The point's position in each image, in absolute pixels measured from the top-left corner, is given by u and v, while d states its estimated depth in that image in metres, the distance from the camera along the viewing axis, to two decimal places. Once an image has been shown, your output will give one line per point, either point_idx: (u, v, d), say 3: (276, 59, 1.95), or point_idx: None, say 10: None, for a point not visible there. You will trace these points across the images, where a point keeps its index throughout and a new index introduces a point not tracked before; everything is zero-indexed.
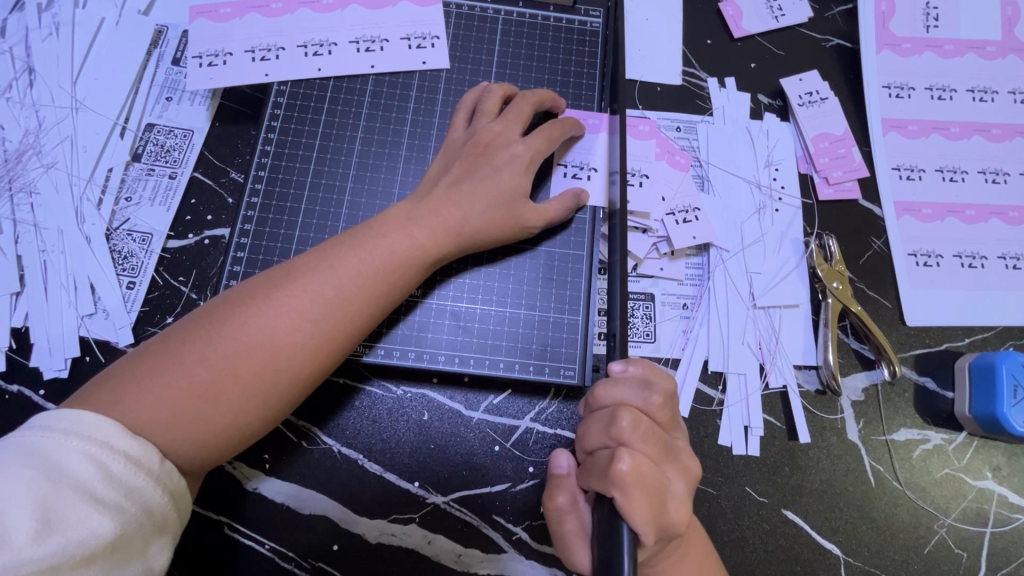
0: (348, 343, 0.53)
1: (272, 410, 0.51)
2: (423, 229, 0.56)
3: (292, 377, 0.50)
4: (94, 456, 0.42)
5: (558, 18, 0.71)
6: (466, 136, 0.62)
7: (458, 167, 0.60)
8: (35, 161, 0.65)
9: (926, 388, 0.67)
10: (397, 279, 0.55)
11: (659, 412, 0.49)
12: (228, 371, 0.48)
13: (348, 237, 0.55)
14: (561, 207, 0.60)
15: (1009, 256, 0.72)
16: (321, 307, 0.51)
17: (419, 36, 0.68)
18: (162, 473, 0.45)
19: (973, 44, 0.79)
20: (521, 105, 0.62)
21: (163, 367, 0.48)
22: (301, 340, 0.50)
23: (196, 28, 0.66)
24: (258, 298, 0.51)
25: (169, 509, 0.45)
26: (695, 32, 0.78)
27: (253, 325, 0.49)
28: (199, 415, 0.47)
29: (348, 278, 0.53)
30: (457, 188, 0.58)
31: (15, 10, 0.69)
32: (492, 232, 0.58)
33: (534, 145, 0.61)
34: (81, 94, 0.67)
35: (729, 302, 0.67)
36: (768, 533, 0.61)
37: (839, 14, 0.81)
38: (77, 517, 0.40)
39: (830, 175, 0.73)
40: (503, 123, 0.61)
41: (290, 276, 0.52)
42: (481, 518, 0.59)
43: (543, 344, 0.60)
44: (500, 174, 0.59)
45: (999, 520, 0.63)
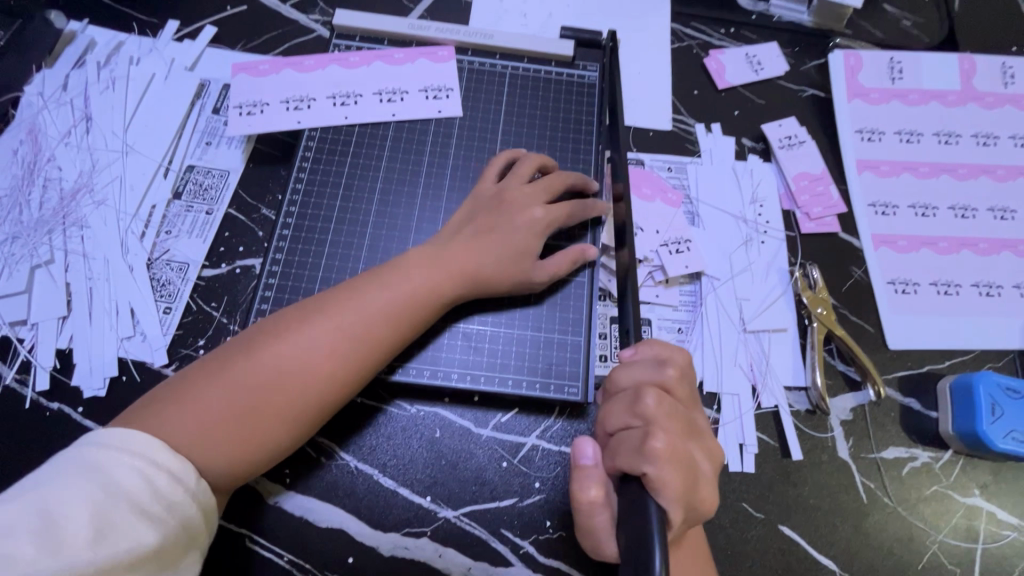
0: (371, 371, 0.58)
1: (298, 431, 0.55)
2: (443, 270, 0.61)
3: (318, 400, 0.55)
4: (142, 472, 0.46)
5: (559, 72, 0.79)
6: (494, 191, 0.68)
7: (482, 221, 0.65)
8: (88, 198, 0.71)
9: (911, 409, 0.70)
10: (417, 313, 0.60)
11: (676, 387, 0.45)
12: (261, 395, 0.53)
13: (375, 274, 0.61)
14: (568, 263, 0.65)
15: (981, 284, 0.77)
16: (348, 337, 0.56)
17: (435, 89, 0.76)
18: (198, 489, 0.49)
19: (935, 94, 0.87)
20: (554, 178, 0.69)
21: (205, 390, 0.52)
22: (329, 367, 0.55)
23: (238, 83, 0.74)
24: (291, 329, 0.56)
25: (202, 526, 0.49)
26: (682, 85, 0.87)
27: (286, 353, 0.54)
28: (234, 435, 0.52)
29: (374, 310, 0.58)
30: (481, 240, 0.64)
31: (77, 67, 0.78)
32: (502, 282, 0.63)
33: (554, 213, 0.66)
34: (132, 139, 0.74)
35: (721, 326, 0.72)
36: (766, 548, 0.63)
37: (812, 68, 0.89)
38: (127, 526, 0.44)
39: (811, 211, 0.79)
40: (530, 187, 0.67)
41: (321, 309, 0.58)
42: (490, 532, 0.62)
43: (548, 363, 0.65)
44: (516, 231, 0.65)
45: (989, 537, 0.65)
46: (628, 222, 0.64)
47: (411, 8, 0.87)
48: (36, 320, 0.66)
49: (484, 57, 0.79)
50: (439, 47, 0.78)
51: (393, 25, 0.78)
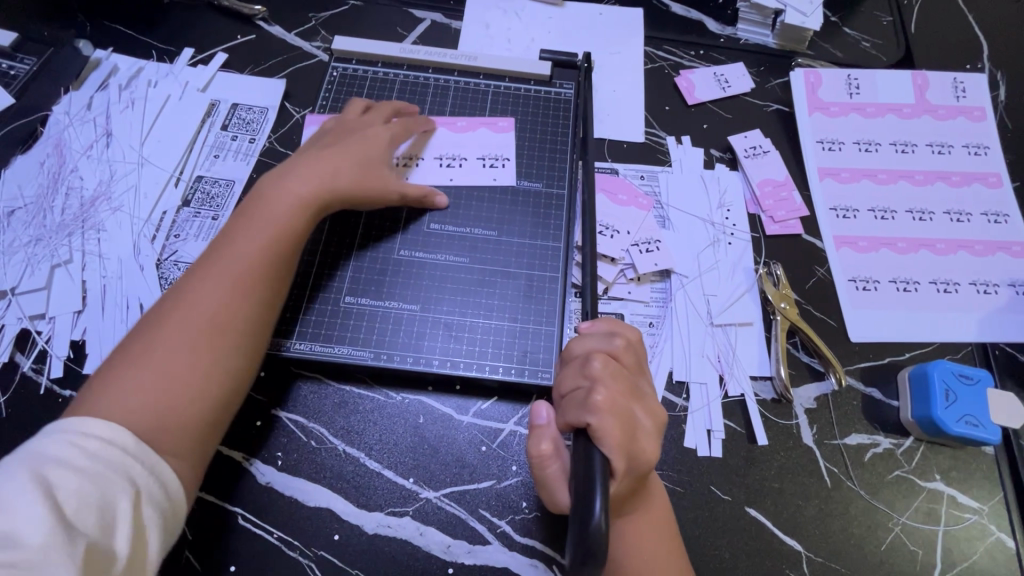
0: (270, 295, 0.62)
1: (227, 370, 0.57)
2: (302, 185, 0.67)
3: (230, 335, 0.58)
4: (79, 444, 0.47)
5: (538, 90, 0.87)
6: (333, 124, 0.76)
7: (329, 140, 0.73)
8: (105, 205, 0.78)
9: (873, 398, 0.74)
10: (290, 230, 0.65)
11: (624, 355, 0.50)
12: (169, 349, 0.55)
13: (239, 216, 0.65)
14: (420, 188, 0.74)
15: (939, 282, 0.81)
16: (230, 268, 0.60)
17: (493, 158, 0.80)
18: (138, 450, 0.49)
19: (891, 107, 0.93)
20: (380, 107, 0.78)
21: (116, 372, 0.54)
22: (224, 301, 0.59)
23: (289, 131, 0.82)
24: (178, 292, 0.59)
25: (152, 482, 0.49)
26: (654, 101, 0.94)
27: (178, 309, 0.58)
28: (162, 392, 0.53)
29: (246, 242, 0.62)
30: (327, 150, 0.71)
31: (101, 90, 0.86)
32: (358, 189, 0.70)
33: (394, 127, 0.76)
34: (147, 152, 0.82)
35: (689, 320, 0.77)
36: (734, 529, 0.66)
37: (776, 85, 0.96)
38: (67, 488, 0.44)
39: (775, 214, 0.84)
40: (369, 115, 0.77)
41: (201, 264, 0.61)
42: (468, 512, 0.65)
43: (524, 351, 0.69)
44: (366, 144, 0.73)
45: (951, 520, 0.68)
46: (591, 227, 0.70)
47: (405, 35, 0.96)
48: (54, 314, 0.72)
49: (469, 77, 0.87)
50: (501, 117, 0.84)
51: (387, 50, 0.86)
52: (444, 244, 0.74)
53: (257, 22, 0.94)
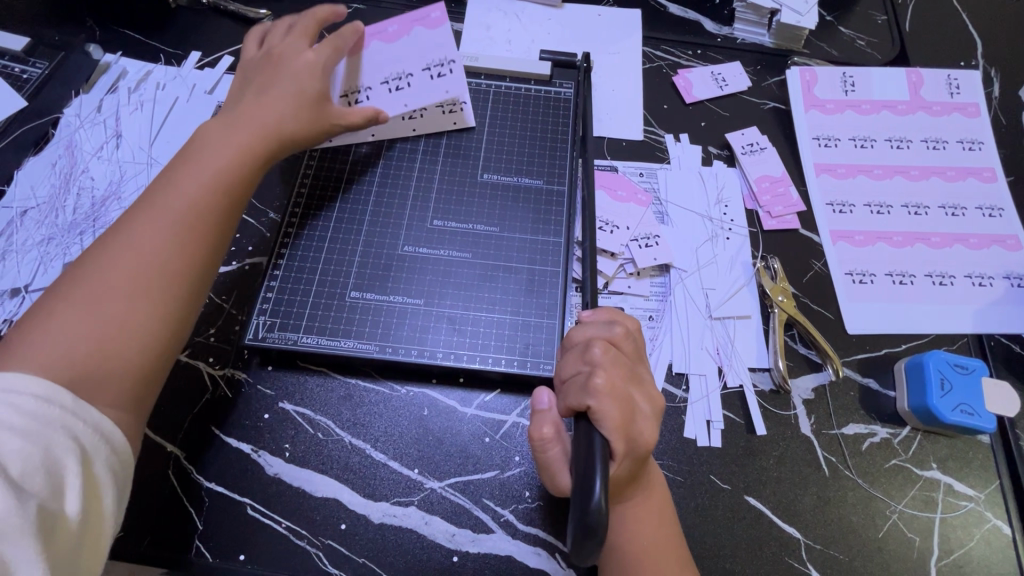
0: (213, 242, 0.61)
1: (169, 316, 0.57)
2: (243, 131, 0.66)
3: (168, 281, 0.57)
4: (16, 401, 0.46)
5: (538, 90, 0.88)
6: (262, 57, 0.74)
7: (262, 78, 0.71)
8: (116, 204, 0.80)
9: (870, 389, 0.75)
10: (232, 178, 0.63)
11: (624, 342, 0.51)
12: (103, 294, 0.54)
13: (179, 162, 0.64)
14: (361, 114, 0.72)
15: (935, 274, 0.83)
16: (168, 214, 0.59)
17: (436, 63, 0.75)
18: (77, 407, 0.49)
19: (886, 104, 0.94)
20: (306, 25, 0.75)
21: (48, 315, 0.53)
22: (162, 247, 0.58)
23: None
24: (113, 236, 0.58)
25: (98, 440, 0.49)
26: (653, 100, 0.95)
27: (114, 253, 0.56)
28: (99, 338, 0.53)
29: (185, 189, 0.61)
30: (263, 92, 0.69)
31: (111, 92, 0.88)
32: (303, 134, 0.69)
33: (322, 52, 0.71)
34: (156, 153, 0.83)
35: (688, 313, 0.78)
36: (733, 517, 0.67)
37: (773, 84, 0.98)
38: (9, 455, 0.44)
39: (772, 209, 0.86)
40: (293, 37, 0.74)
41: (137, 208, 0.60)
42: (472, 502, 0.67)
43: (526, 343, 0.71)
44: (298, 77, 0.70)
45: (947, 507, 0.69)
46: (590, 226, 0.73)
47: None
48: None
49: (470, 77, 0.88)
50: (430, 9, 0.75)
51: None
52: (446, 240, 0.76)
53: None
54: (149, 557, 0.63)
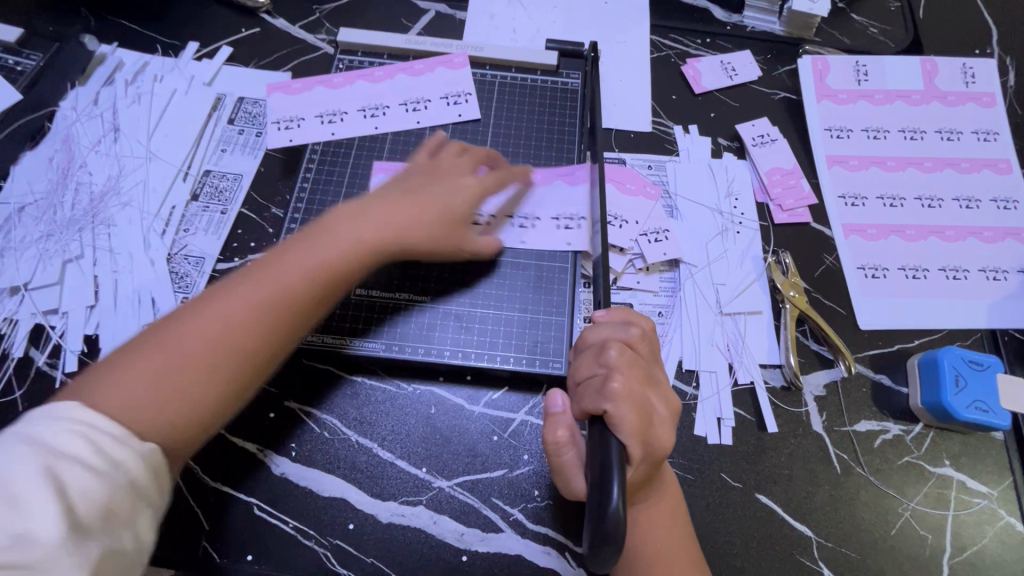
0: (298, 327, 0.59)
1: (235, 393, 0.55)
2: (373, 227, 0.65)
3: (243, 357, 0.56)
4: (87, 434, 0.46)
5: (544, 80, 0.86)
6: (428, 161, 0.74)
7: (413, 182, 0.70)
8: (114, 200, 0.78)
9: (882, 385, 0.74)
10: (337, 268, 0.61)
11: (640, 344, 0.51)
12: (191, 354, 0.54)
13: (301, 238, 0.63)
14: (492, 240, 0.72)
15: (949, 268, 0.81)
16: (267, 290, 0.58)
17: (568, 217, 0.75)
18: (145, 450, 0.49)
19: (900, 93, 0.92)
20: (479, 150, 0.76)
21: (132, 357, 0.53)
22: (252, 325, 0.56)
23: (275, 100, 0.82)
24: (213, 296, 0.58)
25: (152, 482, 0.49)
26: (661, 90, 0.93)
27: (207, 315, 0.56)
28: (168, 404, 0.51)
29: (294, 271, 0.59)
30: (406, 198, 0.68)
31: (107, 85, 0.86)
32: (429, 244, 0.68)
33: (483, 181, 0.72)
34: (154, 147, 0.82)
35: (698, 309, 0.77)
36: (744, 515, 0.67)
37: (783, 73, 0.96)
38: (79, 486, 0.44)
39: (783, 203, 0.84)
40: (461, 159, 0.74)
41: (244, 274, 0.59)
42: (481, 501, 0.66)
43: (534, 341, 0.70)
44: (453, 193, 0.70)
45: (960, 504, 0.68)
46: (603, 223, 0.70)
47: (409, 26, 0.95)
48: (66, 309, 0.72)
49: (475, 68, 0.86)
50: (577, 166, 0.78)
51: (392, 41, 0.86)
52: None
53: (261, 15, 0.94)
54: (154, 557, 0.62)
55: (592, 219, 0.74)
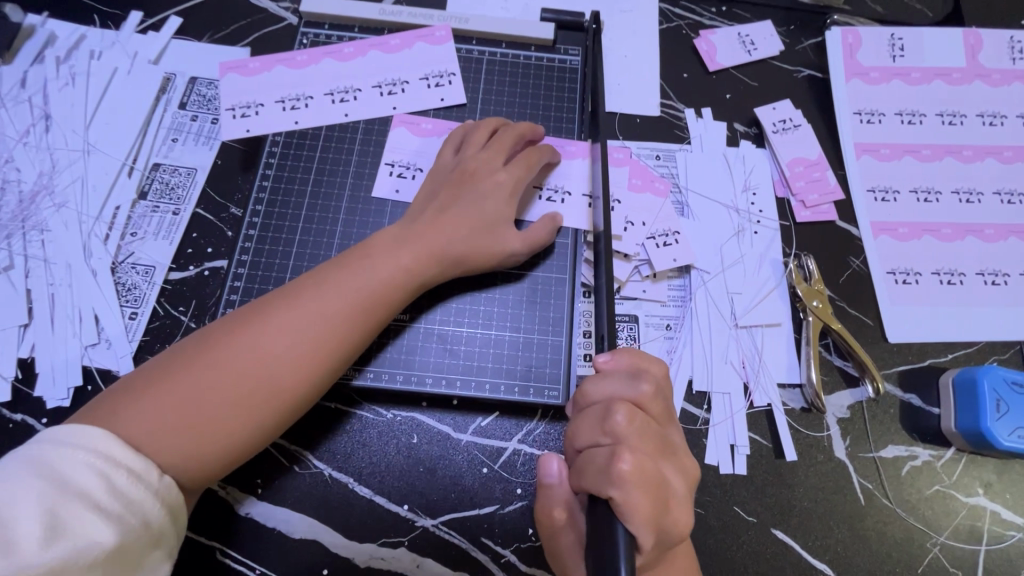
0: (335, 364, 0.54)
1: (264, 431, 0.51)
2: (411, 252, 0.58)
3: (277, 396, 0.51)
4: (95, 466, 0.42)
5: (539, 57, 0.76)
6: (454, 163, 0.65)
7: (445, 195, 0.62)
8: (48, 200, 0.69)
9: (912, 405, 0.67)
10: (382, 303, 0.56)
11: (650, 402, 0.49)
12: (222, 386, 0.49)
13: (339, 261, 0.57)
14: (544, 230, 0.63)
15: (987, 272, 0.73)
16: (310, 323, 0.53)
17: (551, 188, 0.68)
18: (163, 488, 0.45)
19: (939, 71, 0.82)
20: (505, 137, 0.65)
21: (159, 384, 0.48)
22: (292, 362, 0.51)
23: (229, 82, 0.71)
24: (251, 320, 0.52)
25: (167, 524, 0.45)
26: (672, 67, 0.82)
27: (245, 345, 0.51)
28: (193, 439, 0.47)
29: (338, 304, 0.54)
30: (447, 214, 0.61)
31: (36, 63, 0.75)
32: (475, 257, 0.61)
33: (517, 173, 0.64)
34: (93, 137, 0.72)
35: (711, 322, 0.69)
36: (759, 553, 0.61)
37: (808, 47, 0.85)
38: (83, 525, 0.39)
39: (807, 198, 0.75)
40: (488, 152, 0.64)
41: (282, 297, 0.54)
42: (469, 541, 0.59)
43: (528, 365, 0.63)
44: (484, 202, 0.62)
45: (993, 538, 0.62)
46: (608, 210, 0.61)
47: None
48: None
49: (461, 43, 0.75)
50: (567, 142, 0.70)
51: (365, 12, 0.75)
52: None
53: None
54: None
55: (592, 197, 0.67)
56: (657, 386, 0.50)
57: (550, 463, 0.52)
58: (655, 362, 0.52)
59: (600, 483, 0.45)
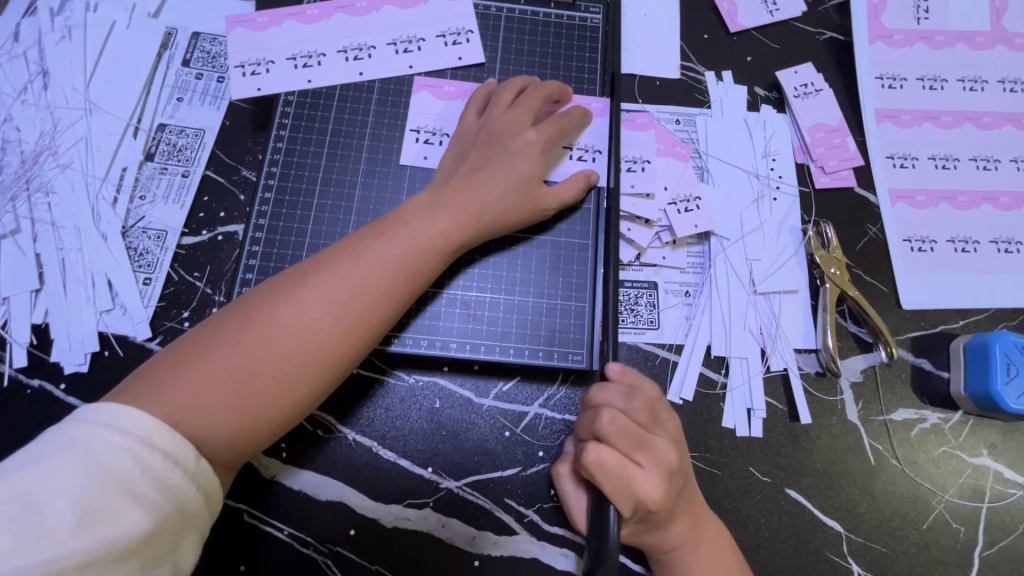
0: (374, 335, 0.53)
1: (307, 402, 0.51)
2: (444, 216, 0.57)
3: (319, 368, 0.50)
4: (130, 449, 0.41)
5: (559, 15, 0.73)
6: (478, 125, 0.63)
7: (474, 156, 0.61)
8: (51, 161, 0.66)
9: (923, 369, 0.68)
10: (420, 272, 0.55)
11: (640, 410, 0.53)
12: (263, 358, 0.48)
13: (372, 229, 0.56)
14: (573, 188, 0.63)
15: (1001, 240, 0.74)
16: (349, 295, 0.52)
17: (582, 147, 0.67)
18: (199, 469, 0.44)
19: (962, 35, 0.81)
20: (534, 96, 0.64)
21: (199, 360, 0.48)
22: (333, 333, 0.51)
23: (235, 37, 0.68)
24: (286, 293, 0.51)
25: (202, 508, 0.44)
26: (692, 27, 0.80)
27: (284, 317, 0.50)
28: (239, 412, 0.47)
29: (374, 275, 0.53)
30: (475, 175, 0.60)
31: (28, 14, 0.71)
32: (506, 217, 0.60)
33: (546, 131, 0.63)
34: (95, 96, 0.69)
35: (730, 289, 0.70)
36: (773, 511, 0.63)
37: (832, 7, 0.82)
38: (118, 512, 0.39)
39: (826, 164, 0.74)
40: (516, 112, 0.62)
41: (317, 268, 0.53)
42: (493, 502, 0.61)
43: (552, 330, 0.63)
44: (514, 161, 0.61)
45: (995, 495, 0.65)
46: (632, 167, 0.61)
47: None
48: (8, 294, 0.63)
49: None
50: (596, 99, 0.69)
51: None
52: None
53: None
54: None
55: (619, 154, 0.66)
56: (649, 400, 0.55)
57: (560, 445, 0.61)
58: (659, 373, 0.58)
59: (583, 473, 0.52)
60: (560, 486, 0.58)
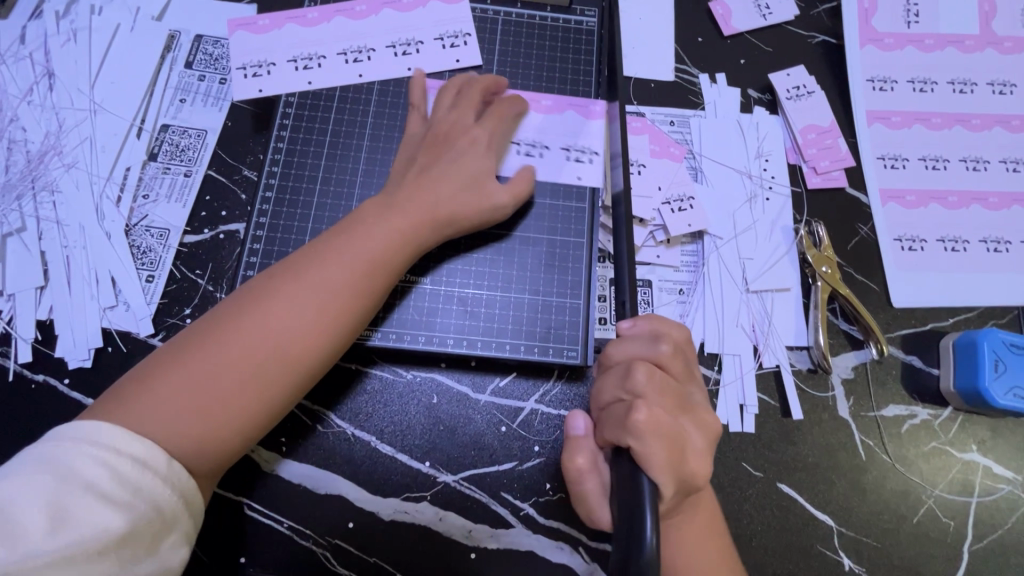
0: (338, 335, 0.54)
1: (276, 405, 0.52)
2: (402, 216, 0.58)
3: (285, 370, 0.51)
4: (99, 455, 0.43)
5: (555, 18, 0.74)
6: (424, 129, 0.64)
7: (423, 156, 0.62)
8: (57, 161, 0.68)
9: (913, 366, 0.70)
10: (381, 272, 0.56)
11: (669, 361, 0.53)
12: (228, 365, 0.49)
13: (333, 234, 0.57)
14: (524, 182, 0.63)
15: (990, 240, 0.75)
16: (309, 298, 0.53)
17: (578, 148, 0.68)
18: (171, 472, 0.45)
19: (952, 39, 0.82)
20: (468, 93, 0.65)
21: (164, 373, 0.49)
22: (295, 335, 0.52)
23: (237, 40, 0.69)
24: (247, 302, 0.52)
25: (177, 506, 0.45)
26: (686, 30, 0.81)
27: (245, 325, 0.51)
28: (206, 419, 0.48)
29: (333, 277, 0.54)
30: (429, 174, 0.61)
31: (35, 17, 0.72)
32: (466, 214, 0.61)
33: (489, 126, 0.64)
34: (99, 97, 0.70)
35: (723, 287, 0.71)
36: (765, 505, 0.64)
37: (824, 11, 0.84)
38: (88, 514, 0.41)
39: (818, 165, 0.76)
40: (457, 110, 0.64)
41: (278, 275, 0.54)
42: (490, 495, 0.62)
43: (547, 326, 0.64)
44: (464, 156, 0.62)
45: (984, 490, 0.66)
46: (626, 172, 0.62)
47: None
48: (13, 291, 0.64)
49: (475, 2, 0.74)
50: (591, 100, 0.70)
51: None
52: None
53: None
54: None
55: (611, 154, 0.67)
56: (675, 346, 0.54)
57: (578, 418, 0.56)
58: (677, 326, 0.56)
59: (619, 433, 0.49)
60: (584, 465, 0.53)
